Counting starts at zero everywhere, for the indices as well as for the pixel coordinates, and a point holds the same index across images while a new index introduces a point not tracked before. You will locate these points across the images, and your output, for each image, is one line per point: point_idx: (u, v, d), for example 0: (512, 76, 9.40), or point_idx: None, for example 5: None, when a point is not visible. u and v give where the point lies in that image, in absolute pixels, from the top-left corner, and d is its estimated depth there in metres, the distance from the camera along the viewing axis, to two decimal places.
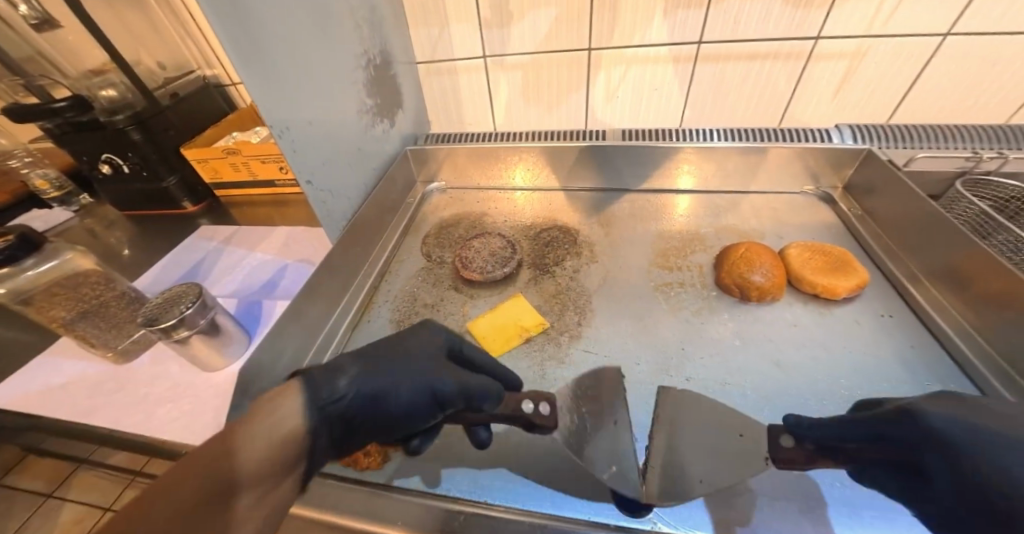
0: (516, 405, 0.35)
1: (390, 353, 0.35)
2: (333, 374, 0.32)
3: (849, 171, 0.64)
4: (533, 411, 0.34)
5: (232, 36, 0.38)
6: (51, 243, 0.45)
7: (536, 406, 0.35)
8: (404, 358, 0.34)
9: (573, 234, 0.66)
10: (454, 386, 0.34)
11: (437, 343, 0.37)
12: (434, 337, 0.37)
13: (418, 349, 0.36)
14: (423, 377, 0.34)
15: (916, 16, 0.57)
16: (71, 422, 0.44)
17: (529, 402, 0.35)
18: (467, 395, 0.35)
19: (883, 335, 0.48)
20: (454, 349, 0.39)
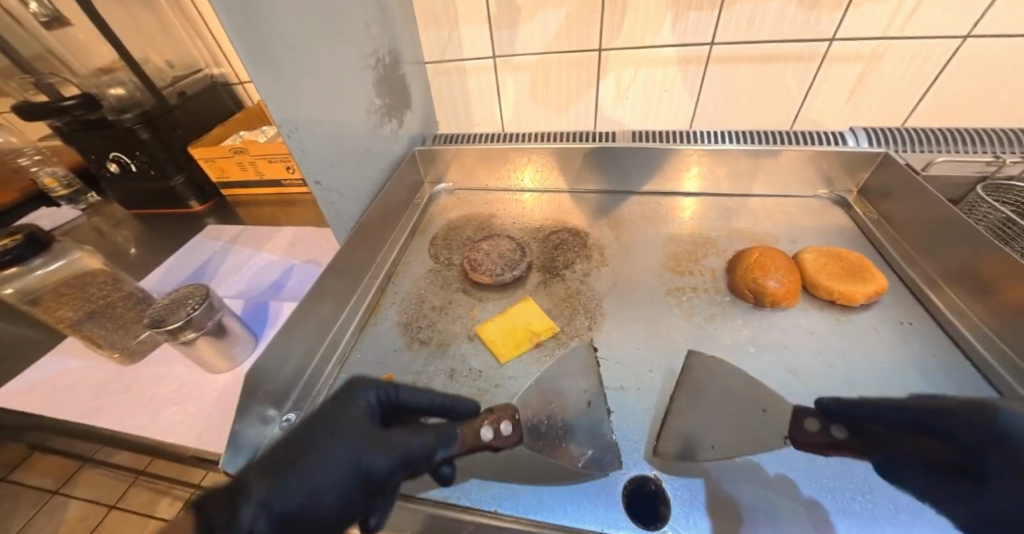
0: (475, 433, 0.35)
1: (308, 439, 0.32)
2: (237, 497, 0.29)
3: (865, 175, 0.63)
4: (493, 435, 0.35)
5: (242, 34, 0.38)
6: (59, 242, 0.45)
7: (495, 429, 0.36)
8: (322, 440, 0.31)
9: (582, 236, 0.65)
10: (388, 461, 0.32)
11: (363, 413, 0.33)
12: (358, 406, 0.33)
13: (343, 422, 0.33)
14: (349, 458, 0.31)
15: (934, 17, 0.56)
16: (77, 423, 0.44)
17: (488, 427, 0.36)
18: (409, 460, 0.33)
19: (902, 343, 0.46)
20: (388, 412, 0.35)
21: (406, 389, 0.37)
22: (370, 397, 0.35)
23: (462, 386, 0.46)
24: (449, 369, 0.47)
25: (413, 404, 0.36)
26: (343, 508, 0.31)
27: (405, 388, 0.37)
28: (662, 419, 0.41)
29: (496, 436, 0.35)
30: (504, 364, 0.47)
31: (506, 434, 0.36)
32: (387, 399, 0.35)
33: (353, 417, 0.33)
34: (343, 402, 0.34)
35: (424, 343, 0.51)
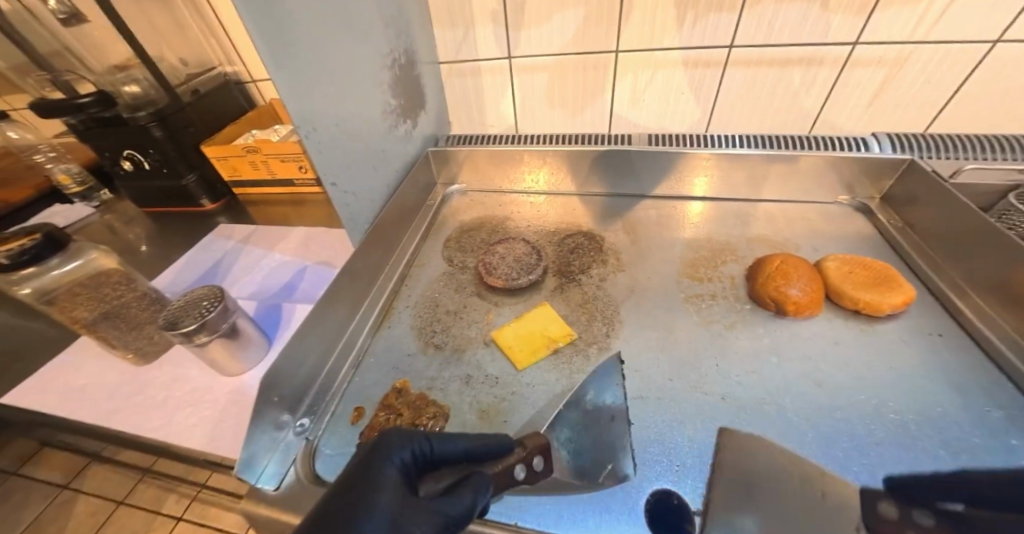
0: (509, 474, 0.33)
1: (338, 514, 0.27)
2: None
3: (888, 182, 0.61)
4: (526, 473, 0.34)
5: (263, 34, 0.37)
6: (75, 242, 0.45)
7: (528, 467, 0.34)
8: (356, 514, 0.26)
9: (598, 241, 0.64)
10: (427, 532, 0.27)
11: (396, 474, 0.29)
12: (391, 466, 0.29)
13: (375, 489, 0.28)
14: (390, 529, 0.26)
15: (963, 21, 0.55)
16: (90, 424, 0.44)
17: (521, 467, 0.33)
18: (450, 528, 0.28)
19: (932, 356, 0.45)
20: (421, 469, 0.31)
21: (438, 439, 0.33)
22: (402, 453, 0.31)
23: (479, 393, 0.45)
24: (465, 375, 0.47)
25: (448, 456, 0.33)
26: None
27: (438, 438, 0.33)
28: (683, 430, 0.40)
29: (531, 473, 0.34)
30: (521, 371, 0.47)
31: (539, 469, 0.35)
32: (419, 454, 0.31)
33: (386, 479, 0.28)
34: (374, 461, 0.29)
35: (439, 348, 0.50)
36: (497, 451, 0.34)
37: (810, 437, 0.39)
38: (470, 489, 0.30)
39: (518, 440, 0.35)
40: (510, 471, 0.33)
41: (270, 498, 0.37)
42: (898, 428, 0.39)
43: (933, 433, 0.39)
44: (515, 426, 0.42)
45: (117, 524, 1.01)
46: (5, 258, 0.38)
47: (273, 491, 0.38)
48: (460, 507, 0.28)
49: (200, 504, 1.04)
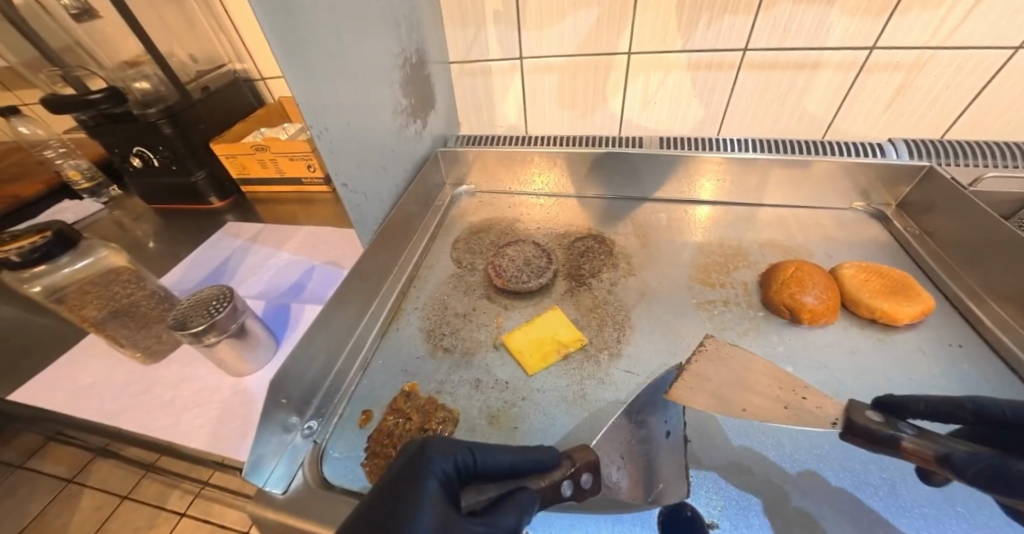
0: (555, 490, 0.32)
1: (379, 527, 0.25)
2: None
3: (905, 189, 0.60)
4: (574, 490, 0.33)
5: (276, 32, 0.37)
6: (86, 239, 0.45)
7: (575, 484, 0.33)
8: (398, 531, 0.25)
9: (609, 244, 0.63)
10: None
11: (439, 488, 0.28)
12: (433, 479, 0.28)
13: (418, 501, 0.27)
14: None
15: (984, 26, 0.54)
16: (99, 423, 0.44)
17: (568, 483, 0.32)
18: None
19: (952, 367, 0.44)
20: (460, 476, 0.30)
21: (482, 450, 0.32)
22: (446, 465, 0.29)
23: (488, 398, 0.44)
24: (474, 380, 0.46)
25: (491, 469, 0.31)
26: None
27: (482, 450, 0.32)
28: (695, 439, 0.40)
29: (579, 490, 0.33)
30: (531, 376, 0.46)
31: (587, 487, 0.33)
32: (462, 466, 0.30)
33: (432, 496, 0.27)
34: (421, 473, 0.28)
35: (448, 351, 0.49)
36: (542, 465, 0.33)
37: (826, 448, 0.38)
38: (517, 511, 0.28)
39: (566, 453, 0.34)
40: (557, 487, 0.32)
41: (277, 501, 0.37)
42: None
43: None
44: (524, 432, 0.41)
45: (122, 519, 1.01)
46: (17, 256, 0.38)
47: (281, 494, 0.37)
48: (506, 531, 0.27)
49: (204, 500, 1.04)
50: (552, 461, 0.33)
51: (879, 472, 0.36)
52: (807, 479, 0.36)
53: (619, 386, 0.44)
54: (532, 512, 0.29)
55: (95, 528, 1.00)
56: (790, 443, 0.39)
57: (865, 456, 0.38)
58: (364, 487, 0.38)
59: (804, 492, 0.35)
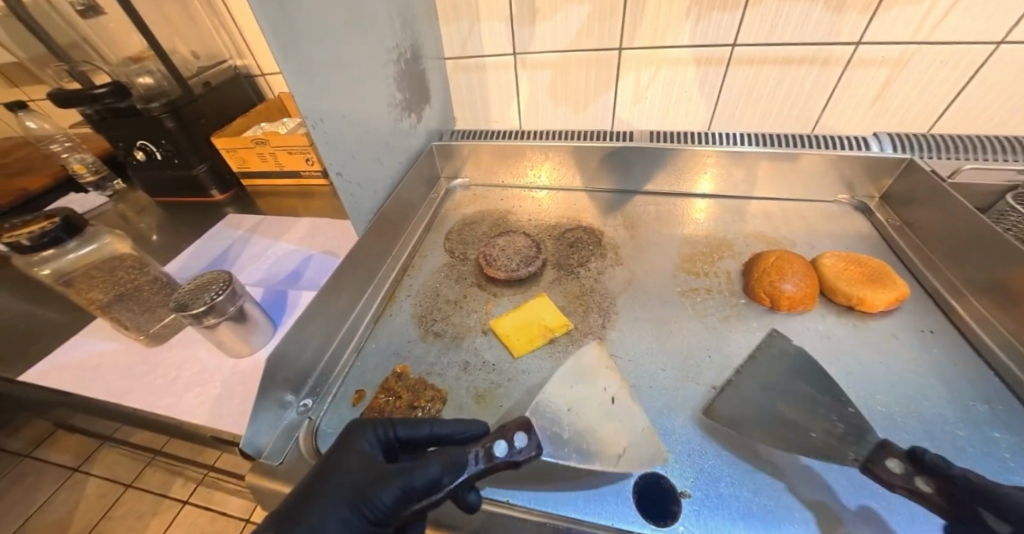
0: (488, 452, 0.33)
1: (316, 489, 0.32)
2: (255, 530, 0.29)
3: (888, 181, 0.62)
4: (508, 450, 0.33)
5: (273, 25, 0.39)
6: (92, 226, 0.47)
7: (509, 444, 0.34)
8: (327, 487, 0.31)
9: (597, 235, 0.65)
10: (393, 497, 0.31)
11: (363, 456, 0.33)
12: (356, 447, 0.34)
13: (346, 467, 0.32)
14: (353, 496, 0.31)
15: (964, 22, 0.55)
16: (105, 401, 0.46)
17: (500, 443, 0.34)
18: (415, 494, 0.32)
19: (922, 352, 0.46)
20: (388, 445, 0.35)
21: (405, 423, 0.37)
22: (369, 435, 0.35)
23: (475, 378, 0.46)
24: (463, 362, 0.48)
25: (417, 438, 0.36)
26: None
27: (404, 423, 0.37)
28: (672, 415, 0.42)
29: (512, 450, 0.33)
30: (517, 359, 0.48)
31: (521, 448, 0.34)
32: (387, 434, 0.35)
33: (359, 456, 0.33)
34: (350, 443, 0.34)
35: (438, 335, 0.51)
36: (474, 434, 0.37)
37: (809, 424, 0.38)
38: (437, 463, 0.32)
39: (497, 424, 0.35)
40: (488, 449, 0.33)
41: (275, 471, 0.39)
42: (883, 421, 0.40)
43: (918, 424, 0.39)
44: (510, 409, 0.43)
45: (127, 505, 1.04)
46: (27, 240, 0.40)
47: (276, 465, 0.39)
48: (424, 478, 0.31)
49: (205, 488, 1.07)
50: (481, 430, 0.37)
51: (861, 449, 0.35)
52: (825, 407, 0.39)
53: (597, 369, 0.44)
54: (458, 461, 0.32)
55: (100, 514, 1.03)
56: (765, 415, 0.40)
57: (844, 428, 0.37)
58: None
59: (841, 414, 0.38)
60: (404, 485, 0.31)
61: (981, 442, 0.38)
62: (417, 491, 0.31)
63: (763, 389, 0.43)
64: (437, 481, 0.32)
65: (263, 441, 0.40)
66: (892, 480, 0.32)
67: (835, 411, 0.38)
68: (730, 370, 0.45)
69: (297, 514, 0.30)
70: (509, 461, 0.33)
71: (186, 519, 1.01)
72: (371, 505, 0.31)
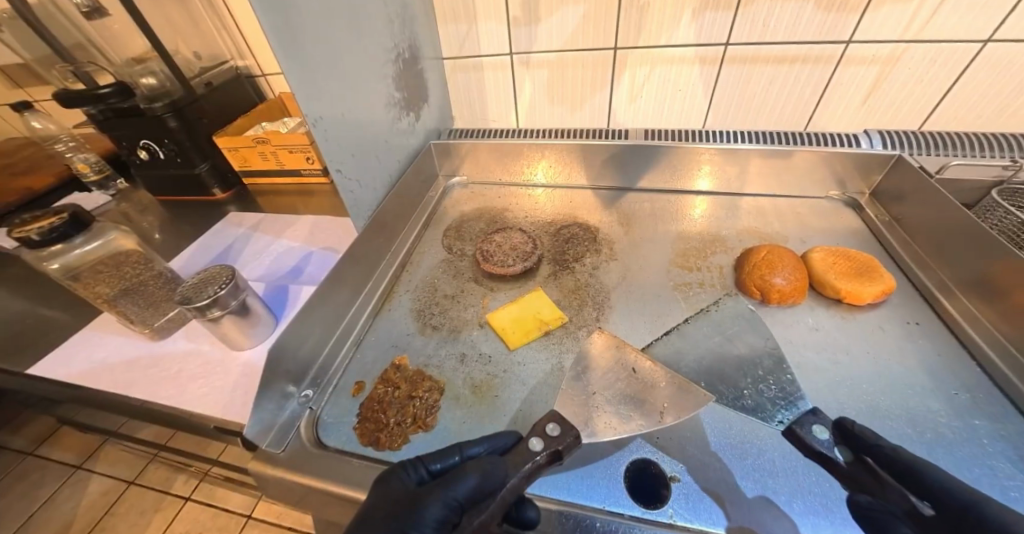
0: (524, 450, 0.35)
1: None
2: None
3: (878, 178, 0.63)
4: (544, 444, 0.35)
5: (273, 26, 0.40)
6: (98, 222, 0.48)
7: (543, 438, 0.35)
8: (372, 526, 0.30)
9: (593, 230, 0.66)
10: (438, 512, 0.30)
11: (401, 492, 0.32)
12: (392, 488, 0.32)
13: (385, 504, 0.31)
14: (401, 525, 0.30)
15: (952, 21, 0.56)
16: (111, 393, 0.47)
17: (535, 439, 0.35)
18: (459, 506, 0.31)
19: (907, 343, 0.47)
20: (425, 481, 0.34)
21: (435, 453, 0.36)
22: (403, 472, 0.34)
23: (472, 370, 0.48)
24: (460, 354, 0.49)
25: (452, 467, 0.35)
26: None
27: (435, 454, 0.36)
28: (673, 381, 0.42)
29: (548, 442, 0.35)
30: (513, 350, 0.49)
31: (557, 436, 0.36)
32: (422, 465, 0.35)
33: (396, 487, 0.33)
34: (387, 479, 0.33)
35: (436, 329, 0.53)
36: (506, 448, 0.37)
37: (744, 383, 0.43)
38: (474, 472, 0.32)
39: (519, 434, 0.37)
40: (524, 446, 0.35)
41: (277, 459, 0.40)
42: (868, 410, 0.41)
43: (902, 413, 0.41)
44: (506, 398, 0.44)
45: (129, 502, 1.05)
46: (37, 235, 0.42)
47: (279, 453, 0.40)
48: (465, 489, 0.31)
49: (207, 485, 1.08)
50: (513, 440, 0.37)
51: (786, 414, 0.39)
52: (765, 369, 0.43)
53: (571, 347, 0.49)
54: (495, 469, 0.33)
55: (103, 510, 1.04)
56: (718, 381, 0.43)
57: (775, 392, 0.41)
58: (356, 447, 0.41)
59: (777, 378, 0.42)
60: (446, 500, 0.31)
61: (965, 432, 0.39)
62: (461, 501, 0.31)
63: (741, 365, 0.44)
64: (479, 489, 0.32)
65: (264, 431, 0.41)
66: (810, 441, 0.34)
67: (772, 376, 0.42)
68: (709, 350, 0.46)
69: None
70: (551, 453, 0.35)
71: (188, 515, 1.03)
72: (417, 528, 0.30)
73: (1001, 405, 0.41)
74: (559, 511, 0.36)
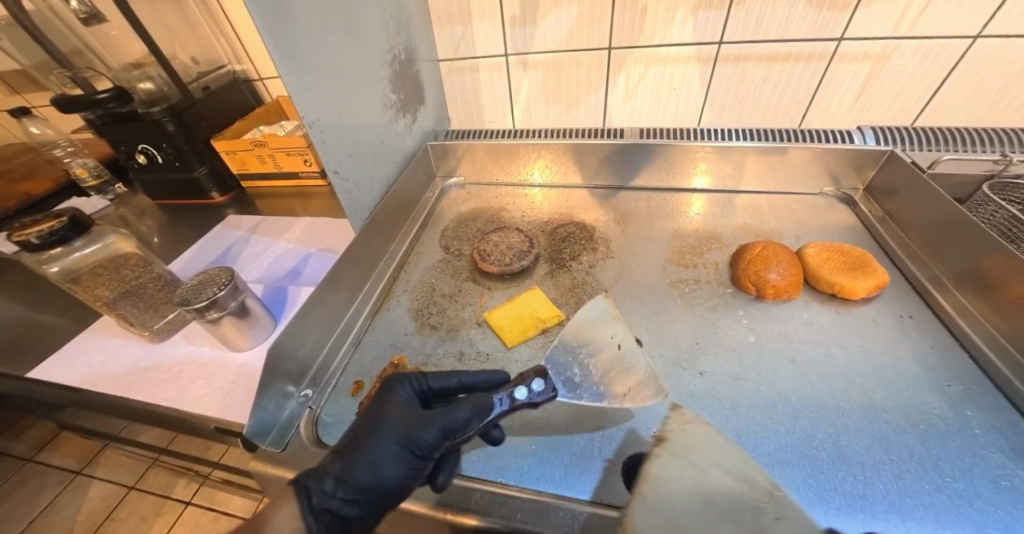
0: (510, 395, 0.37)
1: (365, 434, 0.35)
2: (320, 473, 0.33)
3: (871, 173, 0.63)
4: (527, 394, 0.37)
5: (269, 28, 0.40)
6: (97, 226, 0.49)
7: (526, 390, 0.38)
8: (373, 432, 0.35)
9: (589, 229, 0.67)
10: (434, 434, 0.35)
11: (404, 406, 0.37)
12: (396, 401, 0.37)
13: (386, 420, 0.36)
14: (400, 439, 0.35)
15: (943, 17, 0.56)
16: (112, 396, 0.47)
17: (519, 389, 0.37)
18: (452, 433, 0.35)
19: (902, 337, 0.47)
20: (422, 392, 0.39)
21: (435, 374, 0.40)
22: (406, 387, 0.38)
23: (470, 367, 0.48)
24: (458, 352, 0.50)
25: (447, 389, 0.39)
26: (406, 477, 0.34)
27: (435, 374, 0.40)
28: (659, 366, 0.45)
29: (530, 396, 0.38)
30: (510, 348, 0.49)
31: (538, 392, 0.38)
32: (421, 383, 0.39)
33: (399, 401, 0.37)
34: (391, 391, 0.38)
35: (434, 328, 0.53)
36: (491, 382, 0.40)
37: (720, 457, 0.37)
38: (468, 406, 0.36)
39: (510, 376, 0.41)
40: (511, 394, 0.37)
41: (278, 458, 0.40)
42: (862, 405, 0.41)
43: (896, 406, 0.41)
44: None
45: (130, 507, 1.05)
46: (37, 239, 0.42)
47: (280, 452, 0.41)
48: (458, 419, 0.35)
49: (207, 489, 1.08)
50: (502, 378, 0.41)
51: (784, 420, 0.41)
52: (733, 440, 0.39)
53: None
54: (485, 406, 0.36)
55: (103, 516, 1.04)
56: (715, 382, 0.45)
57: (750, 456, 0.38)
58: None
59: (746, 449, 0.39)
60: (443, 427, 0.35)
61: (960, 426, 0.39)
62: (453, 431, 0.35)
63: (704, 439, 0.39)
64: (471, 421, 0.35)
65: (266, 430, 0.41)
66: None
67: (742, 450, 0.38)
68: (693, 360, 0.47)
69: (353, 452, 0.34)
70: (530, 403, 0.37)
71: (189, 519, 1.03)
72: (416, 441, 0.34)
73: (993, 397, 0.41)
74: (555, 503, 0.36)
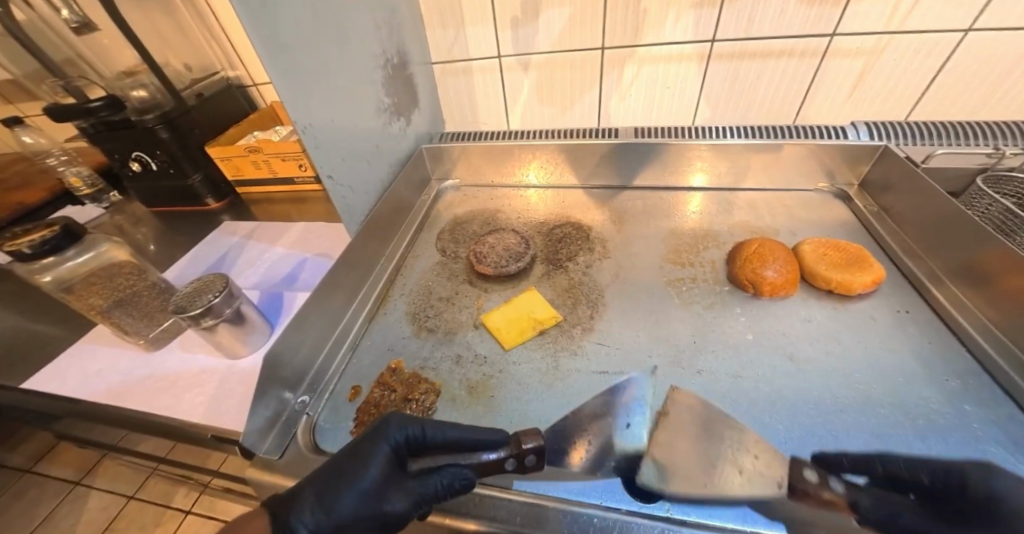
0: (498, 461, 0.34)
1: (341, 480, 0.32)
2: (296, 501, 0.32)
3: (865, 168, 0.63)
4: (517, 466, 0.34)
5: (261, 33, 0.40)
6: (90, 234, 0.49)
7: (519, 462, 0.34)
8: (351, 485, 0.32)
9: (585, 229, 0.66)
10: (406, 505, 0.32)
11: (388, 460, 0.34)
12: (384, 452, 0.34)
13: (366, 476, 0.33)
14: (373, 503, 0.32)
15: (934, 11, 0.57)
16: (108, 406, 0.47)
17: (511, 460, 0.34)
18: (423, 502, 0.33)
19: (899, 332, 0.47)
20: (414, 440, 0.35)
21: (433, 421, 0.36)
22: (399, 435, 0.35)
23: (468, 371, 0.48)
24: (456, 355, 0.50)
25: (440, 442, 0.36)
26: None
27: (432, 420, 0.36)
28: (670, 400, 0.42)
29: (520, 466, 0.34)
30: (508, 350, 0.49)
31: (530, 463, 0.34)
32: (416, 430, 0.35)
33: (385, 455, 0.34)
34: (381, 438, 0.34)
35: (431, 331, 0.53)
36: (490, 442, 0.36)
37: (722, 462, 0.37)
38: (450, 475, 0.33)
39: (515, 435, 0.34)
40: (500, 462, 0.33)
41: (275, 465, 0.40)
42: (859, 400, 0.41)
43: (893, 401, 0.41)
44: (501, 399, 0.44)
45: (130, 517, 1.04)
46: (29, 248, 0.42)
47: (277, 460, 0.40)
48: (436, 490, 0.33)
49: (207, 498, 1.07)
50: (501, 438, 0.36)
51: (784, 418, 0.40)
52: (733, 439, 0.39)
53: (561, 349, 0.49)
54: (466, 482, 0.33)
55: (102, 527, 1.03)
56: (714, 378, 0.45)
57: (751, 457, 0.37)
58: None
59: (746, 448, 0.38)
60: (417, 497, 0.33)
61: (959, 421, 0.39)
62: (427, 502, 0.33)
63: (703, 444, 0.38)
64: (447, 491, 0.33)
65: (263, 437, 0.41)
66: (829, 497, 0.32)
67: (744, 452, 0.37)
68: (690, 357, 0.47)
69: (328, 505, 0.31)
70: (517, 469, 0.34)
71: (190, 528, 1.02)
72: (387, 510, 0.32)
73: (991, 389, 0.41)
74: (555, 506, 0.36)
